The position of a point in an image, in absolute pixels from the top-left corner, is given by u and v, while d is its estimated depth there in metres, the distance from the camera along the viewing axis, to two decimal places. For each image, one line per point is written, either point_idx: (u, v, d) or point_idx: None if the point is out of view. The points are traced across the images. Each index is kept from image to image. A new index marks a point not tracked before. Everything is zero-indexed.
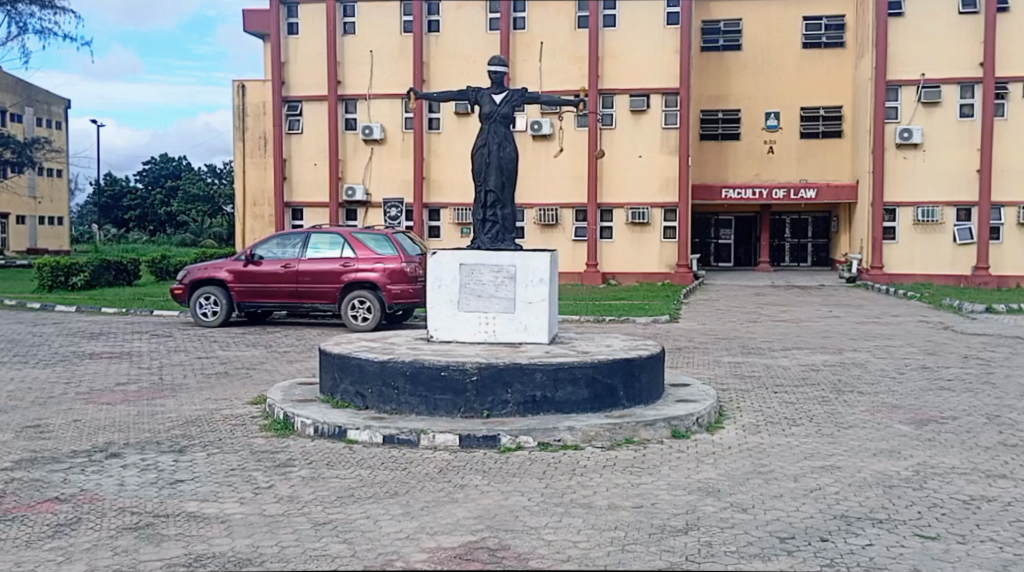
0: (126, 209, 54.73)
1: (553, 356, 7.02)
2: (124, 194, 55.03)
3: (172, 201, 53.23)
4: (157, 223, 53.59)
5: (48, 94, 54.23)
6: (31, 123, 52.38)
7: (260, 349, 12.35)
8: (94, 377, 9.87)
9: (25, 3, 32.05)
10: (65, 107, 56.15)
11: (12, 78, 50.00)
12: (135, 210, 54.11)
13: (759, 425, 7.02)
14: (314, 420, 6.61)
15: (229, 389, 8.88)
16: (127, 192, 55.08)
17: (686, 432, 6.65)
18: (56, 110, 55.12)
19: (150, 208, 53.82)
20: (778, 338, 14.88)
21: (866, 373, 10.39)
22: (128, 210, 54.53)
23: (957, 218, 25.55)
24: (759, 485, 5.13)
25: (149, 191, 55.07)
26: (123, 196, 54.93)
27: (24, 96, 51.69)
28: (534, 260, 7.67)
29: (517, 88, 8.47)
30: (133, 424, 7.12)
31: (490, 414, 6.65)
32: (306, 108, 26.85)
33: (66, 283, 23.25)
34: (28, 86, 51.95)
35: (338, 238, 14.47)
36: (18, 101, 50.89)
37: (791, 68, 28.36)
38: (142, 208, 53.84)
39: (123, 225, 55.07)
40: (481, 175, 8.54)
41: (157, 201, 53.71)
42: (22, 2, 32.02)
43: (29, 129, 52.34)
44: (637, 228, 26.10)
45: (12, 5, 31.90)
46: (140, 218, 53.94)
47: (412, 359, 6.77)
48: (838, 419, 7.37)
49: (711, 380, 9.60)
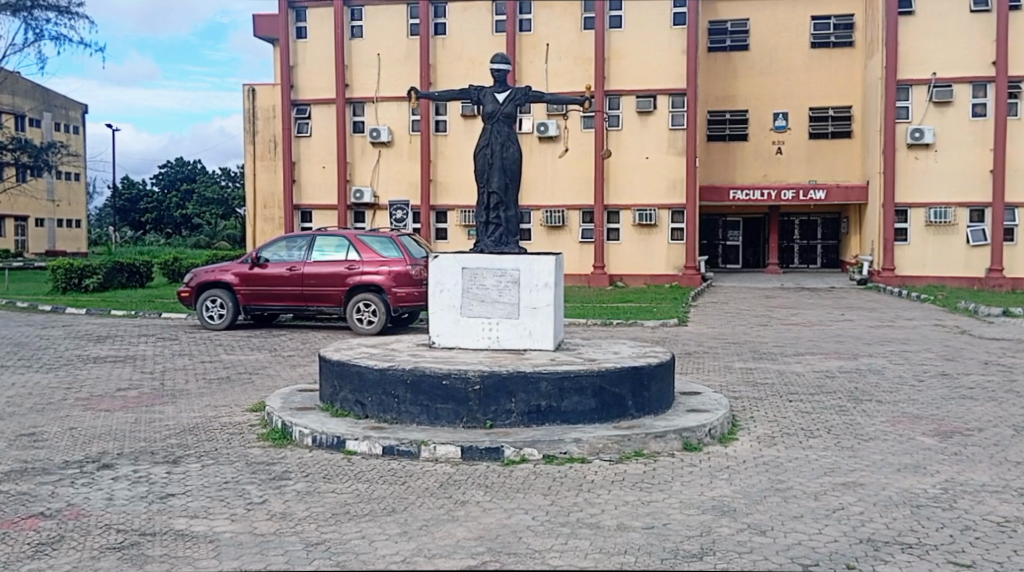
0: (142, 211, 54.90)
1: (559, 364, 6.76)
2: (141, 197, 55.21)
3: (187, 204, 53.40)
4: (173, 225, 53.73)
5: (65, 99, 54.40)
6: (49, 128, 52.53)
7: (264, 353, 12.12)
8: (97, 382, 9.64)
9: (41, 9, 32.01)
10: (82, 111, 56.32)
11: (30, 83, 50.22)
12: (151, 212, 54.28)
13: (775, 437, 6.75)
14: (312, 429, 6.35)
15: (230, 395, 8.64)
16: (144, 196, 55.27)
17: (697, 445, 6.39)
18: (74, 115, 55.26)
19: (166, 210, 53.99)
20: (790, 342, 14.59)
21: (883, 380, 10.12)
22: (145, 212, 54.70)
23: (970, 219, 25.19)
24: (778, 504, 4.88)
25: (164, 194, 55.23)
26: (140, 199, 55.10)
27: (42, 101, 51.78)
28: (538, 264, 7.39)
29: (521, 87, 8.21)
30: (128, 433, 6.84)
31: (494, 425, 6.40)
32: (314, 111, 26.63)
33: (79, 285, 23.12)
34: (46, 90, 52.17)
35: (343, 240, 14.23)
36: (37, 107, 51.04)
37: (801, 69, 28.04)
38: (158, 211, 54.01)
39: (139, 227, 55.24)
40: (484, 176, 8.29)
41: (172, 204, 53.88)
42: (39, 8, 31.97)
43: (48, 134, 52.46)
44: (645, 230, 25.80)
45: (29, 11, 31.84)
46: (156, 220, 54.11)
47: (412, 367, 6.53)
48: (857, 431, 7.10)
49: (722, 388, 9.32)
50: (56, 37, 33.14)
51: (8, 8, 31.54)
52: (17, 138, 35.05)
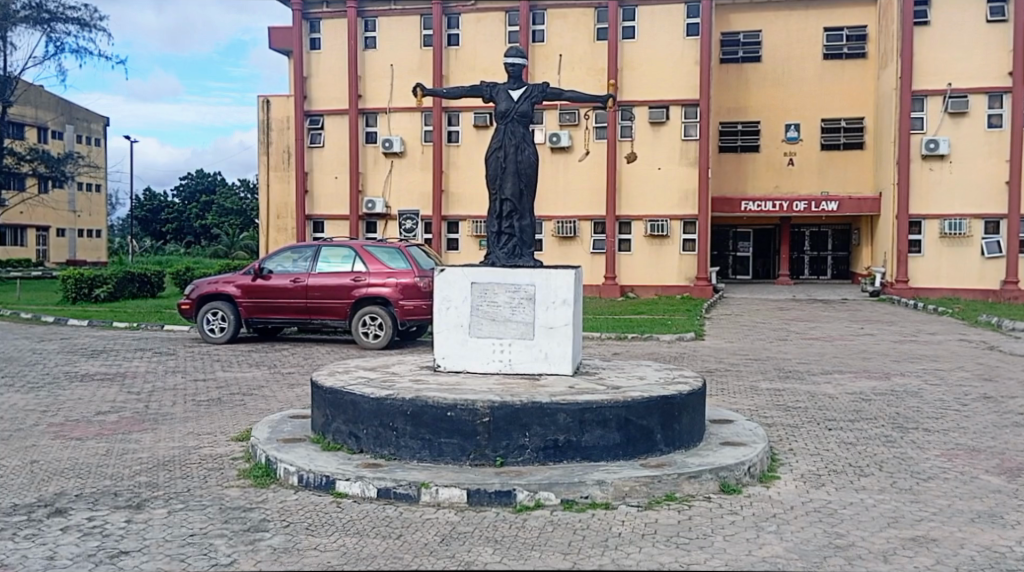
0: (163, 221, 54.61)
1: (578, 392, 6.01)
2: (162, 207, 54.93)
3: (207, 214, 53.24)
4: (193, 236, 53.37)
5: (87, 111, 54.08)
6: (71, 140, 52.29)
7: (262, 370, 11.35)
8: (78, 403, 8.81)
9: (63, 23, 31.63)
10: (104, 124, 56.05)
11: (52, 94, 49.91)
12: (172, 223, 53.96)
13: (821, 476, 6.00)
14: (298, 467, 5.61)
15: (218, 420, 7.83)
16: (165, 206, 54.95)
17: (736, 486, 5.64)
18: (96, 127, 55.00)
19: (186, 221, 53.62)
20: (815, 359, 13.75)
21: (924, 405, 9.24)
22: (165, 223, 54.39)
23: (985, 231, 24.34)
24: (840, 568, 4.12)
25: (185, 204, 54.90)
26: (161, 210, 54.80)
27: (65, 114, 51.52)
28: (555, 278, 6.64)
29: (537, 84, 7.52)
30: (93, 469, 6.07)
31: (504, 463, 5.64)
32: (328, 122, 26.00)
33: (88, 295, 22.47)
34: (70, 102, 51.95)
35: (349, 251, 13.52)
36: (59, 120, 50.77)
37: (815, 80, 27.27)
38: (178, 221, 53.74)
39: (159, 237, 54.88)
40: (496, 181, 7.54)
41: (192, 214, 53.50)
42: (59, 21, 31.56)
43: (69, 146, 52.11)
44: (657, 240, 25.04)
45: (50, 24, 31.43)
46: (177, 230, 53.77)
47: (413, 397, 5.78)
48: (912, 468, 6.31)
49: (750, 413, 8.51)
50: (76, 50, 32.72)
51: (31, 20, 30.94)
52: (35, 148, 34.47)
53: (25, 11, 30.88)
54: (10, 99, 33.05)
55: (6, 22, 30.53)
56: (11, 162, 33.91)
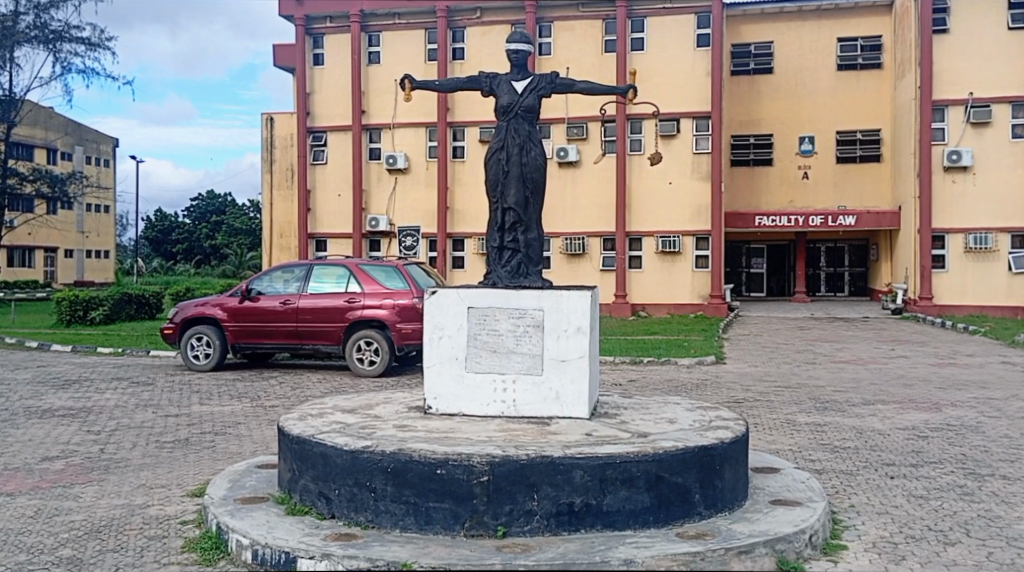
0: (174, 242, 53.74)
1: (595, 441, 4.93)
2: (173, 228, 54.10)
3: (217, 234, 52.54)
4: (203, 255, 52.55)
5: (97, 132, 53.51)
6: (80, 161, 51.68)
7: (244, 403, 10.28)
8: (27, 446, 7.71)
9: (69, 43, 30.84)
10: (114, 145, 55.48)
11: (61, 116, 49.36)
12: (182, 243, 53.23)
13: (898, 548, 4.87)
14: (252, 540, 4.52)
15: (178, 468, 6.78)
16: (176, 226, 54.21)
17: (796, 562, 4.53)
18: (105, 148, 54.31)
19: (196, 241, 52.85)
20: (851, 386, 12.57)
21: (992, 444, 8.07)
22: (176, 243, 53.58)
23: (1013, 245, 23.11)
24: None
25: (195, 225, 54.11)
26: (172, 230, 53.99)
27: (75, 135, 51.06)
28: (567, 301, 5.56)
29: (545, 74, 6.49)
30: (9, 539, 4.99)
31: (507, 533, 4.53)
32: (330, 139, 25.10)
33: (83, 317, 21.49)
34: (79, 123, 51.39)
35: (343, 271, 12.47)
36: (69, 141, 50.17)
37: (829, 92, 26.21)
38: (189, 241, 52.96)
39: (169, 257, 54.19)
40: (498, 188, 6.48)
41: (202, 234, 52.75)
42: (65, 41, 30.78)
43: (78, 166, 51.57)
44: (670, 257, 23.93)
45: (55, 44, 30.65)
46: (187, 251, 53.03)
47: (395, 451, 4.72)
48: (1006, 533, 5.18)
49: (793, 455, 7.38)
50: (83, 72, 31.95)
51: (36, 40, 30.29)
52: (39, 169, 33.55)
53: (30, 31, 30.24)
54: (15, 120, 32.28)
55: (11, 41, 29.87)
56: (13, 183, 33.00)
